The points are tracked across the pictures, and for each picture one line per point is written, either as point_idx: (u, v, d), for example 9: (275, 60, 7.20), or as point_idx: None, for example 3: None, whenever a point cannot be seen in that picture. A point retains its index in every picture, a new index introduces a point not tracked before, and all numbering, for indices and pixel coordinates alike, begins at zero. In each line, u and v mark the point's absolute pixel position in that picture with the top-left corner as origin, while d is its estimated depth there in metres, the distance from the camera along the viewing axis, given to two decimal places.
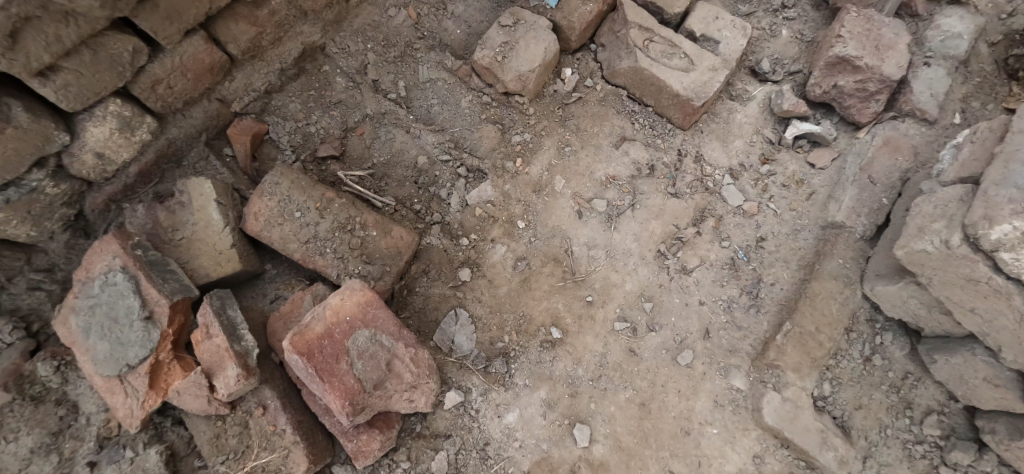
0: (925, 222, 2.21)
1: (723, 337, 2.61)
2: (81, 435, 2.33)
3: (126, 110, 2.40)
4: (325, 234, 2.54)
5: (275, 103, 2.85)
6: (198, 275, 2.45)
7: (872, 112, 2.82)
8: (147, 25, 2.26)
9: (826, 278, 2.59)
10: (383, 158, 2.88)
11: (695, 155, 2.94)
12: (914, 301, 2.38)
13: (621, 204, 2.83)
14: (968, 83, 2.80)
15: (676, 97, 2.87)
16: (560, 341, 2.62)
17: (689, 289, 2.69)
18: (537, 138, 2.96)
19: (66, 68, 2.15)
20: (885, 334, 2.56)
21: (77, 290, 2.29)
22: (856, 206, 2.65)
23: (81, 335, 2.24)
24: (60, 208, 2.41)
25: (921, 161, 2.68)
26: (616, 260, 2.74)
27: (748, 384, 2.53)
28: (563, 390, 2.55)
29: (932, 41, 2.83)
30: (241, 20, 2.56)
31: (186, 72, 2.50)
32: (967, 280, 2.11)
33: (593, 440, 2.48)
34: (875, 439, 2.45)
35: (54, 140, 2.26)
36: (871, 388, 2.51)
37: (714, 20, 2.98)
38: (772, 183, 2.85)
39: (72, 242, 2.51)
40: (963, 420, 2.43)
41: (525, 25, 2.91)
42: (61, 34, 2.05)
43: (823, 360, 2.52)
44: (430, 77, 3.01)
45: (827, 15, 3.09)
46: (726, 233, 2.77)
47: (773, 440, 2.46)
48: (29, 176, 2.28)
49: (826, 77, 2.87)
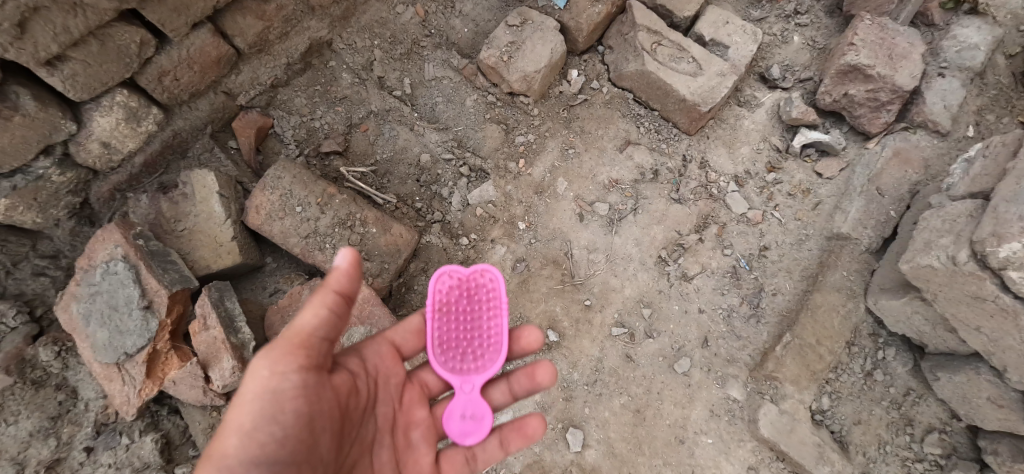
0: (933, 236, 2.19)
1: (722, 346, 2.58)
2: (78, 420, 2.36)
3: (132, 101, 2.42)
4: (324, 229, 2.55)
5: (281, 97, 2.86)
6: (199, 266, 2.48)
7: (883, 123, 2.76)
8: (155, 17, 2.27)
9: (828, 289, 2.56)
10: (386, 155, 2.88)
11: (700, 161, 2.91)
12: (917, 316, 2.35)
13: (623, 208, 2.81)
14: (983, 96, 2.74)
15: (683, 103, 2.84)
16: (556, 344, 2.61)
17: (688, 296, 2.66)
18: (541, 139, 2.94)
19: (74, 58, 2.17)
20: (888, 349, 2.53)
21: (79, 277, 2.31)
22: (863, 217, 2.62)
23: (81, 322, 2.27)
24: (66, 195, 2.43)
25: (932, 173, 2.63)
26: (616, 264, 2.72)
27: (745, 394, 2.50)
28: (558, 393, 2.54)
29: (947, 51, 2.78)
30: (249, 15, 2.57)
31: (192, 65, 2.51)
32: (973, 298, 2.07)
33: (586, 445, 2.47)
34: (873, 455, 2.41)
35: (61, 129, 2.27)
36: (872, 403, 2.48)
37: (724, 25, 2.95)
38: (778, 191, 2.81)
39: (77, 230, 2.53)
40: (965, 440, 2.39)
41: (532, 25, 2.90)
42: (69, 24, 2.07)
43: (823, 374, 2.49)
44: (436, 75, 3.01)
45: (841, 22, 3.05)
46: (728, 241, 2.74)
47: (768, 452, 2.44)
48: (36, 164, 2.30)
49: (838, 85, 2.81)
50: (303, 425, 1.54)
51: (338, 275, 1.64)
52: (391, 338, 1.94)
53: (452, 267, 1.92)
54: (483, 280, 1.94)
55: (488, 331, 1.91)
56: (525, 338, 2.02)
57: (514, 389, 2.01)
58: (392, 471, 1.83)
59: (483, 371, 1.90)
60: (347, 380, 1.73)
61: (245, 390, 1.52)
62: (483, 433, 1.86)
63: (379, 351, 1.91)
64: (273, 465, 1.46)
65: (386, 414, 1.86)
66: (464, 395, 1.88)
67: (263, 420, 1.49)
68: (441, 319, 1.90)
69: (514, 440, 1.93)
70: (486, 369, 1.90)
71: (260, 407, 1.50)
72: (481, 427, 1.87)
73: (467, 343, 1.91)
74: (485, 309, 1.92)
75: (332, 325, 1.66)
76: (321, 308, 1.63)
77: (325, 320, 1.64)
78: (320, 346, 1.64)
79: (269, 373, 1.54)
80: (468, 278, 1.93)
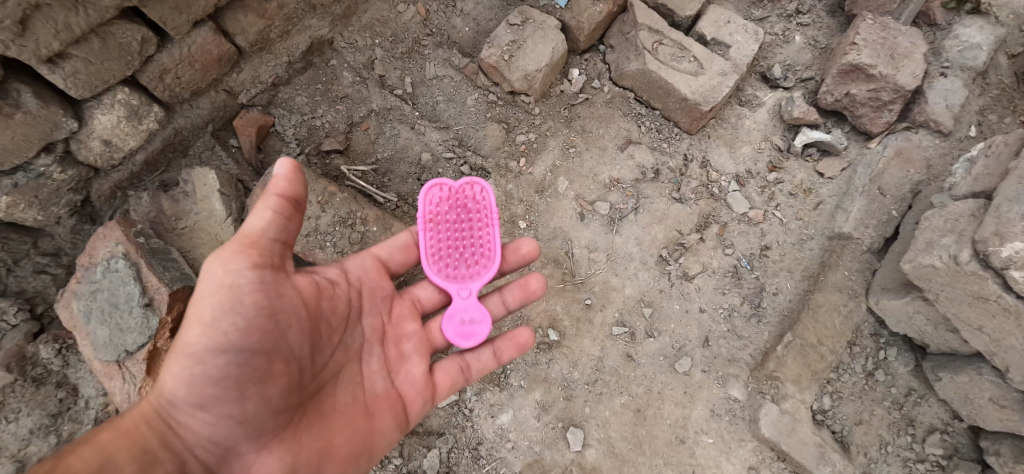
0: (934, 236, 2.18)
1: (723, 346, 2.57)
2: (79, 418, 2.38)
3: (134, 100, 2.41)
4: (324, 228, 2.55)
5: (282, 95, 2.86)
6: (199, 264, 2.48)
7: (885, 123, 2.75)
8: (156, 16, 2.25)
9: (830, 289, 2.55)
10: (387, 154, 2.88)
11: (701, 161, 2.90)
12: (919, 316, 2.34)
13: (624, 207, 2.80)
14: (985, 96, 2.74)
15: (684, 102, 2.84)
16: (557, 343, 2.60)
17: (689, 296, 2.65)
18: (542, 138, 2.94)
19: (75, 55, 2.16)
20: (890, 349, 2.52)
21: (80, 275, 2.32)
22: (864, 217, 2.61)
23: (82, 319, 2.28)
24: (67, 193, 2.43)
25: (934, 173, 2.62)
26: (617, 263, 2.72)
27: (746, 394, 2.50)
28: (558, 392, 2.53)
29: (950, 51, 2.77)
30: (251, 13, 2.56)
31: (194, 63, 2.51)
32: (975, 297, 2.06)
33: (586, 445, 2.46)
34: (874, 455, 2.40)
35: (63, 127, 2.27)
36: (873, 403, 2.47)
37: (726, 24, 2.95)
38: (779, 191, 2.81)
39: (78, 228, 2.54)
40: (967, 440, 2.38)
41: (533, 24, 2.90)
42: (71, 22, 2.06)
43: (824, 374, 2.48)
44: (437, 74, 3.01)
45: (842, 21, 3.05)
46: (729, 241, 2.73)
47: (769, 452, 2.43)
48: (37, 161, 2.29)
49: (839, 85, 2.81)
50: (265, 316, 1.64)
51: (281, 181, 1.69)
52: (376, 253, 2.10)
53: (441, 181, 2.07)
54: (473, 193, 2.09)
55: (481, 240, 2.07)
56: (522, 248, 2.23)
57: (506, 301, 2.22)
58: (382, 377, 1.97)
59: (479, 278, 2.06)
60: (311, 282, 1.83)
61: (202, 287, 1.61)
62: (480, 336, 2.02)
63: (362, 264, 2.05)
64: (239, 351, 1.59)
65: (364, 322, 2.00)
66: (461, 301, 2.05)
67: (223, 310, 1.59)
68: (436, 231, 2.05)
69: (506, 350, 2.12)
70: (480, 276, 2.06)
71: (219, 299, 1.59)
72: (478, 331, 2.03)
73: (463, 252, 2.06)
74: (476, 219, 2.07)
75: (282, 225, 1.72)
76: (265, 210, 1.68)
77: (272, 221, 1.69)
78: (273, 247, 1.71)
79: (222, 271, 1.61)
80: (457, 191, 2.08)
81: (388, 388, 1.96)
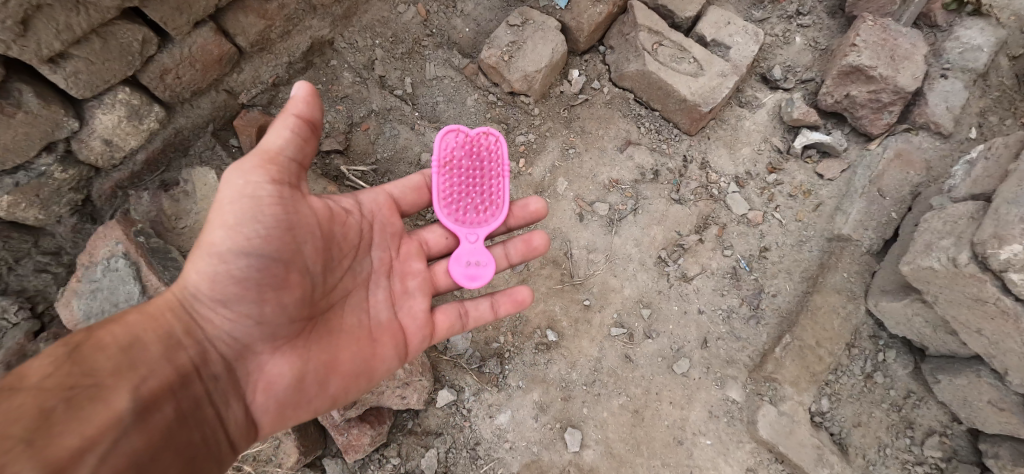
0: (934, 238, 2.18)
1: (721, 347, 2.57)
2: None
3: (134, 100, 2.42)
4: None
5: (282, 96, 2.87)
6: None
7: (885, 124, 2.75)
8: (157, 16, 2.26)
9: (828, 291, 2.55)
10: (387, 154, 2.89)
11: (700, 162, 2.90)
12: (918, 318, 2.34)
13: (623, 208, 2.80)
14: (986, 97, 2.73)
15: (683, 103, 2.84)
16: (556, 344, 2.60)
17: (688, 297, 2.65)
18: (542, 139, 2.95)
19: (77, 55, 2.17)
20: (888, 351, 2.52)
21: (80, 274, 2.33)
22: (863, 219, 2.61)
23: (82, 318, 2.28)
24: (68, 192, 2.45)
25: (934, 175, 2.62)
26: (615, 264, 2.72)
27: (744, 396, 2.50)
28: (557, 392, 2.53)
29: (950, 52, 2.77)
30: (251, 13, 2.57)
31: (194, 63, 2.51)
32: (974, 300, 2.06)
33: (584, 446, 2.46)
34: (873, 457, 2.40)
35: (64, 126, 2.28)
36: (872, 405, 2.46)
37: (726, 25, 2.95)
38: (778, 192, 2.81)
39: (79, 227, 2.56)
40: (966, 443, 2.37)
41: (533, 25, 2.90)
42: (72, 22, 2.07)
43: (823, 376, 2.48)
44: (437, 74, 3.02)
45: (843, 23, 3.04)
46: (728, 242, 2.73)
47: (767, 453, 2.43)
48: (38, 161, 2.31)
49: (839, 86, 2.80)
50: (284, 229, 1.69)
51: (302, 102, 1.74)
52: (388, 189, 2.11)
53: (458, 127, 2.12)
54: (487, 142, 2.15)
55: (491, 188, 2.13)
56: (530, 206, 2.29)
57: (510, 255, 2.25)
58: (386, 307, 2.00)
59: (488, 223, 2.11)
60: (325, 206, 1.86)
61: (225, 194, 1.67)
62: (486, 278, 2.07)
63: (375, 199, 2.06)
64: (258, 256, 1.65)
65: (375, 254, 2.02)
66: (469, 245, 2.10)
67: (245, 218, 1.64)
68: (450, 174, 2.10)
69: (505, 304, 2.15)
70: (489, 223, 2.11)
71: (242, 207, 1.65)
72: (484, 273, 2.07)
73: (474, 197, 2.12)
74: (489, 167, 2.13)
75: (299, 145, 1.75)
76: (282, 128, 1.72)
77: (290, 140, 1.73)
78: (289, 166, 1.75)
79: (243, 182, 1.66)
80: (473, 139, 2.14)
81: (391, 318, 1.99)
